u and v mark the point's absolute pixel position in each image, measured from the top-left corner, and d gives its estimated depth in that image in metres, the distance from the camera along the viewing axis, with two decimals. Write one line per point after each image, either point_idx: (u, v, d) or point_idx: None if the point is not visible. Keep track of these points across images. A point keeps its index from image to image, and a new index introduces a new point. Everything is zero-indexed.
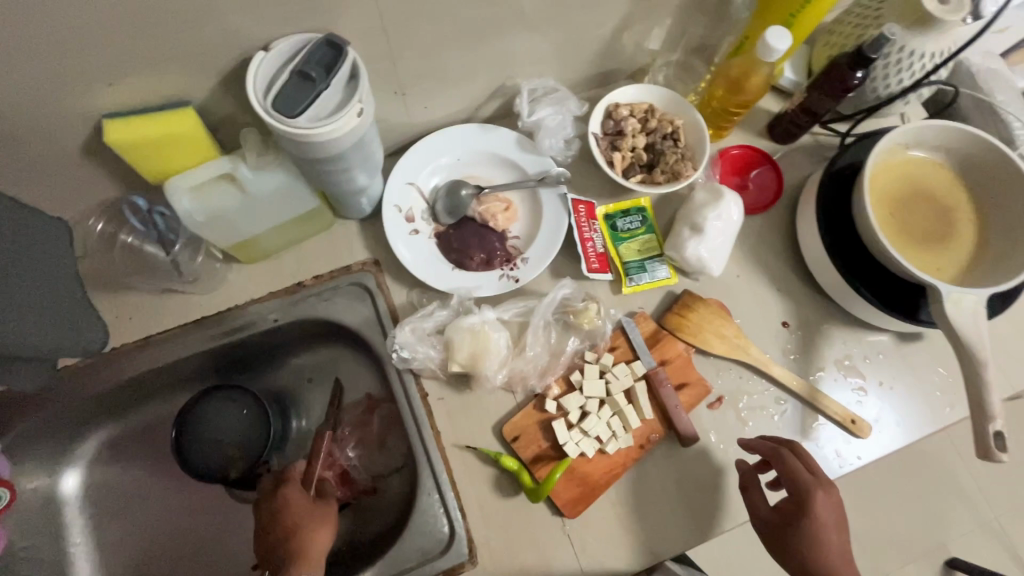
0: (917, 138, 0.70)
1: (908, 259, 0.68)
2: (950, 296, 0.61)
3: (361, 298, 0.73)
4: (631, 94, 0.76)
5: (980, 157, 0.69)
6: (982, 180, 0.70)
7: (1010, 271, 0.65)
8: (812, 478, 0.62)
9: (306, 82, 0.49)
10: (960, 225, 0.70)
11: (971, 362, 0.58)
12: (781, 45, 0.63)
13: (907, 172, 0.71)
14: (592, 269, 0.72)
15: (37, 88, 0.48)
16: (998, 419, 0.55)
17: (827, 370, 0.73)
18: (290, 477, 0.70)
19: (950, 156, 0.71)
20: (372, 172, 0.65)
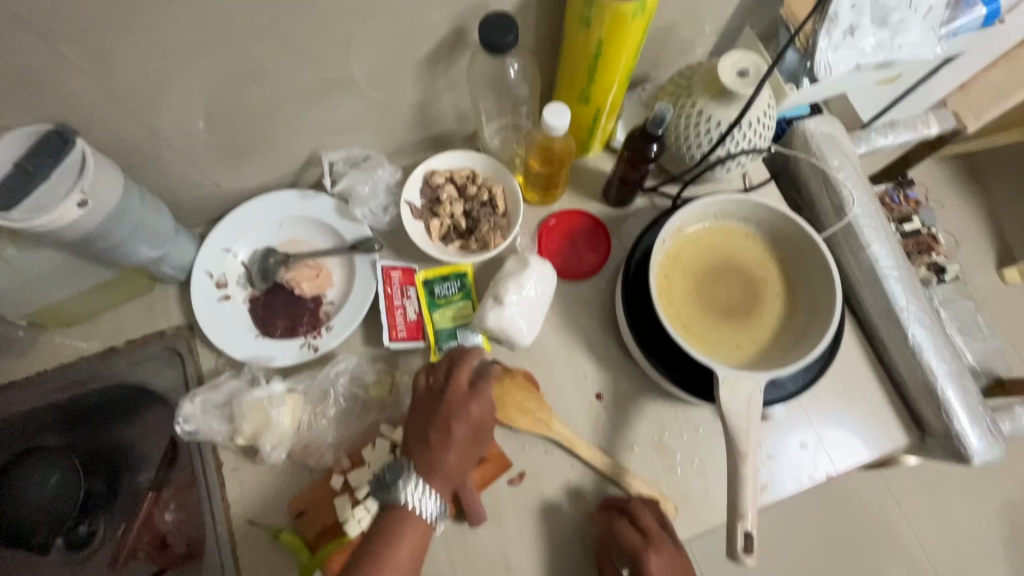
0: (724, 211, 0.69)
1: (708, 336, 0.67)
2: (725, 381, 0.58)
3: (173, 363, 0.74)
4: (452, 161, 0.76)
5: (787, 230, 0.68)
6: (792, 255, 0.69)
7: (804, 352, 0.63)
8: (643, 539, 0.61)
9: (24, 174, 0.50)
10: (767, 301, 0.68)
11: (735, 453, 0.56)
12: (561, 122, 0.63)
13: (718, 244, 0.70)
14: (397, 338, 0.71)
15: None
16: (748, 519, 0.53)
17: (639, 445, 0.71)
18: (483, 395, 0.64)
19: (763, 228, 0.70)
20: (160, 243, 0.66)
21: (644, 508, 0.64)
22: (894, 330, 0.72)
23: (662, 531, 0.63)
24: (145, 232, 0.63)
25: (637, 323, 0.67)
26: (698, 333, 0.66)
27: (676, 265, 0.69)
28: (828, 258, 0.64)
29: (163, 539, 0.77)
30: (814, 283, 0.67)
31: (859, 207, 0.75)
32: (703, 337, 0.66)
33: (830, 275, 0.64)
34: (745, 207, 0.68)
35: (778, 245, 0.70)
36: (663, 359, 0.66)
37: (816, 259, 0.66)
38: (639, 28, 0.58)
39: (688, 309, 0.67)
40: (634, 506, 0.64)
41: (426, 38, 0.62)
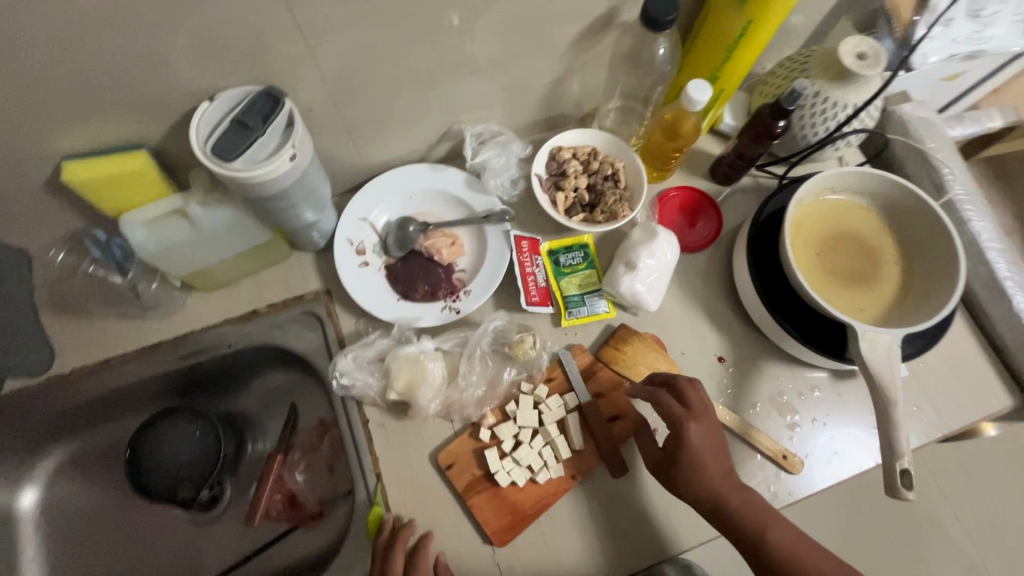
0: (845, 185, 0.74)
1: (833, 300, 0.71)
2: (865, 335, 0.63)
3: (312, 326, 0.77)
4: (575, 138, 0.81)
5: (905, 203, 0.73)
6: (909, 227, 0.74)
7: (928, 314, 0.68)
8: (685, 411, 0.64)
9: (244, 129, 0.54)
10: (885, 269, 0.73)
11: (882, 401, 0.61)
12: (702, 97, 0.67)
13: (837, 216, 0.74)
14: (531, 302, 0.75)
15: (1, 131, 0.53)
16: (905, 458, 0.57)
17: (760, 404, 0.75)
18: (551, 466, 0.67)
19: (878, 201, 0.75)
20: (319, 208, 0.70)
21: (696, 391, 0.66)
22: (997, 299, 0.77)
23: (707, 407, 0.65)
24: (313, 196, 0.67)
25: (765, 288, 0.72)
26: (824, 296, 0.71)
27: (801, 234, 0.73)
28: (948, 227, 0.69)
29: (293, 497, 0.80)
30: (931, 251, 0.71)
31: (958, 186, 0.81)
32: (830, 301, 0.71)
33: (951, 242, 0.69)
34: (865, 181, 0.73)
35: (892, 217, 0.75)
36: (791, 320, 0.71)
37: (934, 228, 0.71)
38: (784, 7, 0.62)
39: (813, 275, 0.72)
40: (688, 388, 0.66)
41: (582, 18, 0.66)
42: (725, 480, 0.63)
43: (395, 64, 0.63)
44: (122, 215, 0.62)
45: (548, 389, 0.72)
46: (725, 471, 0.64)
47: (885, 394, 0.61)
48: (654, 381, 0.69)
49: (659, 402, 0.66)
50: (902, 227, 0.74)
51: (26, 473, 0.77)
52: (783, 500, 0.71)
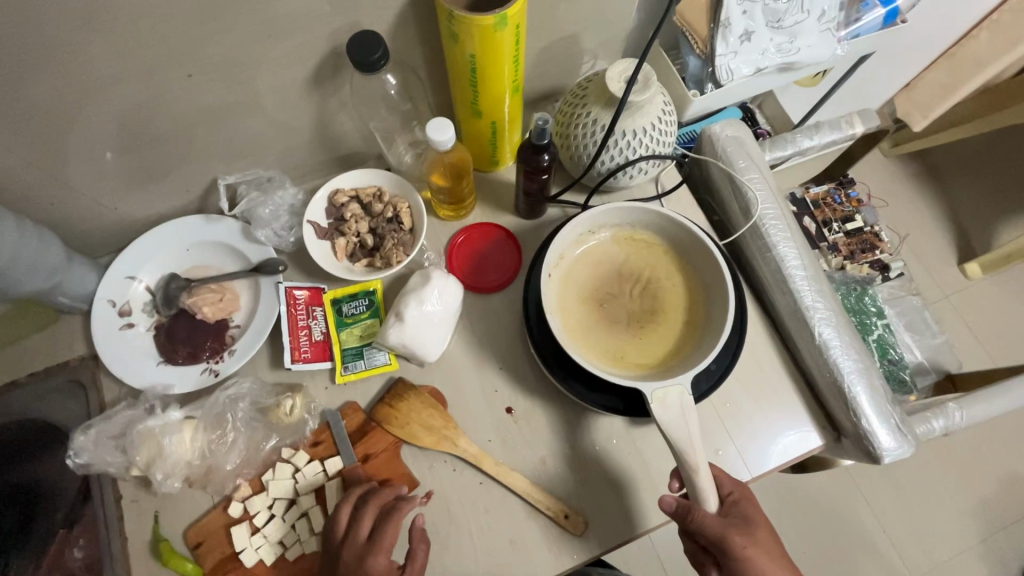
0: (596, 223, 0.67)
1: (620, 354, 0.64)
2: (655, 395, 0.58)
3: (76, 394, 0.73)
4: (356, 179, 0.76)
5: (668, 225, 0.66)
6: (683, 248, 0.67)
7: (709, 346, 0.61)
8: (754, 519, 0.59)
9: None
10: (667, 295, 0.66)
11: (686, 465, 0.58)
12: (445, 136, 0.63)
13: (594, 259, 0.68)
14: (300, 359, 0.70)
15: None
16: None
17: (550, 458, 0.70)
18: (381, 543, 0.58)
19: (642, 226, 0.68)
20: (49, 273, 0.65)
21: (749, 501, 0.61)
22: (802, 330, 0.71)
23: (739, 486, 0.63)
24: (27, 262, 0.62)
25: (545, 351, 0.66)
26: (633, 360, 0.64)
27: (569, 297, 0.66)
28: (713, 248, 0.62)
29: None
30: (706, 265, 0.65)
31: (766, 207, 0.76)
32: (627, 362, 0.64)
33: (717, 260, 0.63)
34: (613, 214, 0.66)
35: (657, 238, 0.68)
36: (575, 376, 0.65)
37: (696, 239, 0.65)
38: (507, 36, 0.58)
39: (614, 344, 0.65)
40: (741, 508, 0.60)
41: (305, 60, 0.62)
42: None
43: (91, 118, 0.59)
44: None
45: (310, 454, 0.67)
46: None
47: (688, 458, 0.58)
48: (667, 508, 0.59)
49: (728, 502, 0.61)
50: (670, 243, 0.68)
51: None
52: (564, 565, 0.66)
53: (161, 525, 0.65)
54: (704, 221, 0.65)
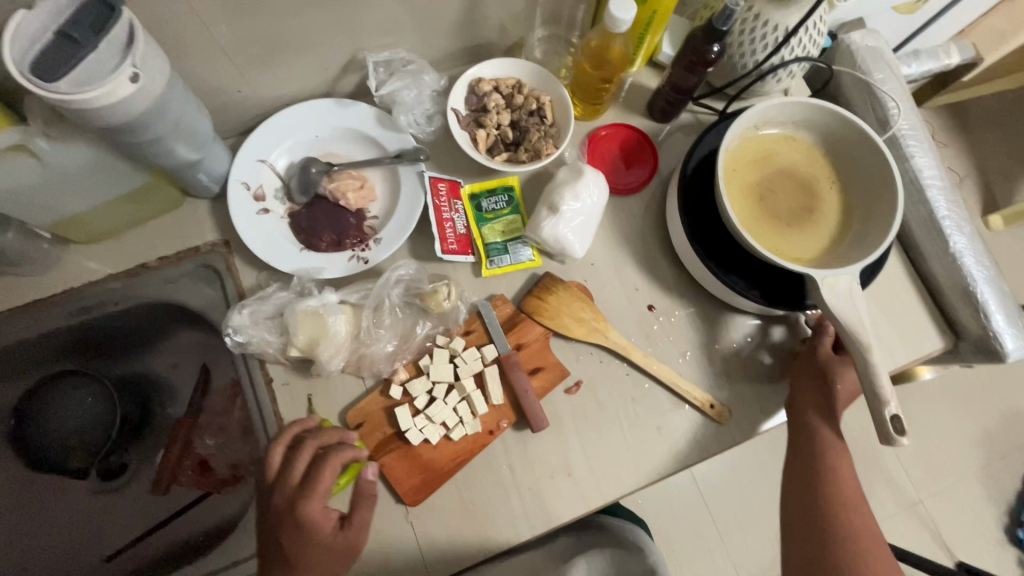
0: (763, 118, 0.67)
1: (778, 246, 0.67)
2: (825, 280, 0.60)
3: (209, 281, 0.71)
4: (496, 69, 0.73)
5: (833, 127, 0.67)
6: (842, 152, 0.69)
7: (870, 243, 0.64)
8: (833, 434, 0.65)
9: (68, 44, 0.45)
10: (823, 194, 0.68)
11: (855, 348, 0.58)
12: (626, 16, 0.60)
13: (758, 154, 0.69)
14: (448, 251, 0.70)
15: None
16: (892, 404, 0.55)
17: (692, 353, 0.72)
18: (314, 489, 0.52)
19: (804, 127, 0.69)
20: (199, 145, 0.62)
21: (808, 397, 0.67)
22: (935, 237, 0.74)
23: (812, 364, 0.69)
24: (184, 131, 0.58)
25: (703, 242, 0.68)
26: (791, 253, 0.66)
27: (733, 187, 0.67)
28: (883, 146, 0.64)
29: (205, 463, 0.76)
30: (864, 168, 0.67)
31: (903, 119, 0.76)
32: (785, 254, 0.66)
33: (885, 159, 0.64)
34: (785, 110, 0.67)
35: (816, 141, 0.70)
36: (729, 269, 0.68)
37: (864, 143, 0.66)
38: None
39: (773, 237, 0.67)
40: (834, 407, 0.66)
41: None
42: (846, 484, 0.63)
43: None
44: None
45: (465, 341, 0.68)
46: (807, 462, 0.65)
47: (858, 339, 0.58)
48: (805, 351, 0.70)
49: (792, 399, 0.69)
50: (831, 148, 0.69)
51: None
52: (706, 450, 0.69)
53: (319, 406, 0.65)
54: (873, 124, 0.66)
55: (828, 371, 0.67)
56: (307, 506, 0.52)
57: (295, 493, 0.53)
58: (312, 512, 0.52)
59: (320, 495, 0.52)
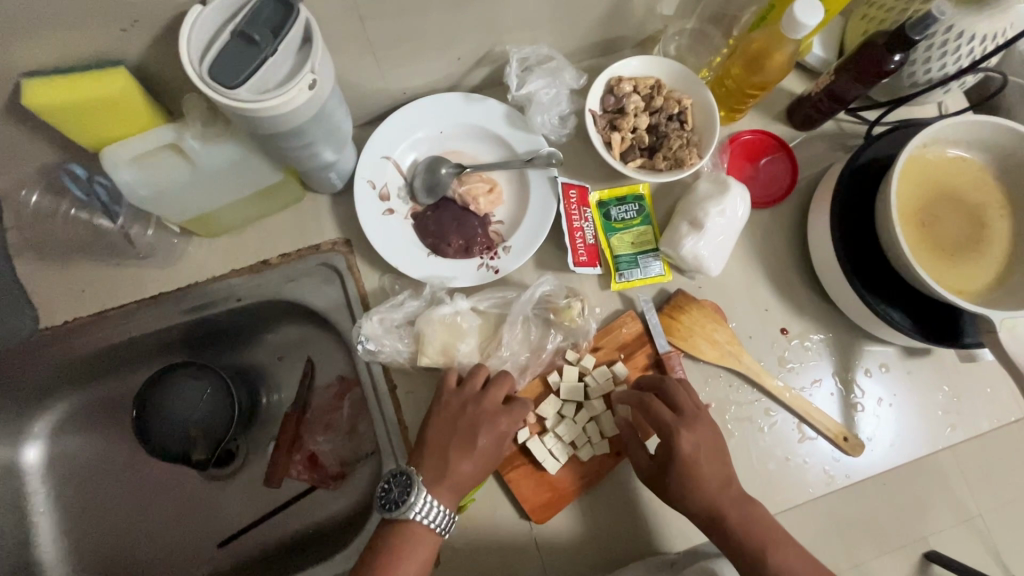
0: (936, 137, 0.62)
1: (941, 279, 0.62)
2: (1003, 323, 0.55)
3: (329, 280, 0.68)
4: (636, 67, 0.68)
5: (1013, 150, 0.62)
6: (1018, 177, 0.63)
7: None
8: (683, 488, 0.57)
9: (249, 45, 0.42)
10: (992, 224, 0.63)
11: None
12: (811, 21, 0.55)
13: (924, 176, 0.63)
14: (579, 263, 0.67)
15: None
16: None
17: (822, 381, 0.69)
18: (514, 410, 0.59)
19: (977, 147, 0.63)
20: (340, 145, 0.59)
21: (692, 449, 0.57)
22: None
23: (644, 407, 0.59)
24: (331, 132, 0.55)
25: (856, 268, 0.64)
26: (955, 287, 0.62)
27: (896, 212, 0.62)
28: None
29: (314, 458, 0.76)
30: None
31: None
32: (949, 287, 0.62)
33: None
34: (962, 129, 0.61)
35: (987, 164, 0.64)
36: (884, 299, 0.63)
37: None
38: None
39: (934, 268, 0.62)
40: (662, 460, 0.58)
41: None
42: (773, 537, 0.55)
43: None
44: (104, 150, 0.51)
45: (594, 359, 0.65)
46: (724, 480, 0.57)
47: None
48: (641, 385, 0.63)
49: (666, 449, 0.57)
50: (1004, 172, 0.64)
51: (29, 428, 0.71)
52: (837, 484, 0.67)
53: None
54: None
55: (665, 399, 0.60)
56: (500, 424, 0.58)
57: (491, 406, 0.59)
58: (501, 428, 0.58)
59: (516, 417, 0.59)
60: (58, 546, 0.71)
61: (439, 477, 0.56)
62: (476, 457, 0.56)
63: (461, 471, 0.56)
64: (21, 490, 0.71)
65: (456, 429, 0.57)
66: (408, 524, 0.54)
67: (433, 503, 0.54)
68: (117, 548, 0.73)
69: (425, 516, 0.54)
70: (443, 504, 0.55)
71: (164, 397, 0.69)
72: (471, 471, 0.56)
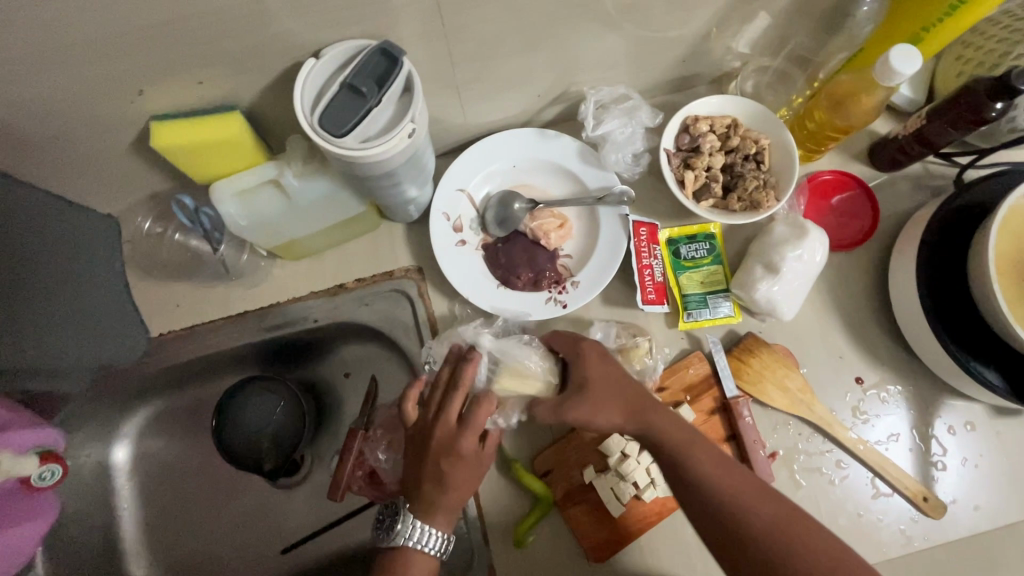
0: None
1: None
2: None
3: (400, 306, 0.70)
4: (712, 106, 0.68)
5: None
6: None
7: None
8: (699, 459, 0.53)
9: (356, 96, 0.45)
10: None
11: None
12: (909, 68, 0.53)
13: None
14: (647, 300, 0.66)
15: (104, 84, 0.45)
16: None
17: (899, 436, 0.66)
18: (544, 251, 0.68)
19: None
20: (423, 182, 0.61)
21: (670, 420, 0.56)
22: None
23: (648, 412, 0.56)
24: (418, 172, 0.57)
25: (944, 322, 0.61)
26: None
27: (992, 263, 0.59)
28: None
29: (375, 475, 0.76)
30: None
31: None
32: None
33: None
34: None
35: None
36: (975, 354, 0.60)
37: None
38: None
39: None
40: (671, 480, 0.53)
41: None
42: (770, 514, 0.50)
43: (529, 15, 0.52)
44: (212, 185, 0.55)
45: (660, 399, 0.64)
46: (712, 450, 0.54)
47: None
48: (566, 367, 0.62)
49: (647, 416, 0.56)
50: None
51: (120, 428, 0.77)
52: (915, 545, 0.63)
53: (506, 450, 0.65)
54: None
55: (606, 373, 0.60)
56: (540, 250, 0.68)
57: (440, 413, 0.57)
58: (515, 284, 0.67)
59: (477, 432, 0.55)
60: (140, 542, 0.76)
61: (423, 502, 0.55)
62: (455, 483, 0.55)
63: (444, 497, 0.55)
64: (110, 488, 0.77)
65: (514, 254, 0.68)
66: (399, 548, 0.54)
67: (425, 529, 0.54)
68: (190, 547, 0.77)
69: (420, 542, 0.54)
70: (437, 526, 0.55)
71: (242, 409, 0.73)
72: (442, 494, 0.55)
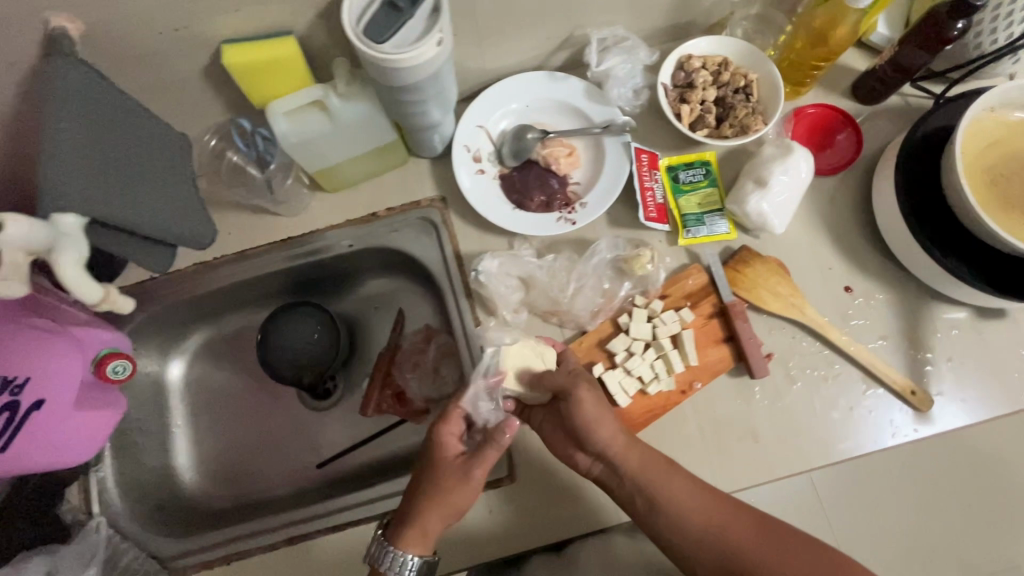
0: (1006, 99, 0.65)
1: (1013, 233, 0.64)
2: None
3: (426, 230, 0.78)
4: (704, 47, 0.76)
5: None
6: None
7: None
8: (684, 500, 0.58)
9: (394, 12, 0.54)
10: None
11: None
12: None
13: (992, 136, 0.66)
14: (649, 218, 0.73)
15: (188, 8, 0.55)
16: None
17: (889, 339, 0.71)
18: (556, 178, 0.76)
19: None
20: (445, 109, 0.69)
21: (646, 463, 0.60)
22: None
23: (632, 450, 0.61)
24: (441, 95, 0.65)
25: (923, 225, 0.67)
26: None
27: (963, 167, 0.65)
28: None
29: (403, 395, 0.84)
30: None
31: None
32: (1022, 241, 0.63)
33: None
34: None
35: None
36: (952, 252, 0.66)
37: None
38: None
39: (1007, 222, 0.64)
40: (651, 511, 0.59)
41: None
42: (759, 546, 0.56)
43: None
44: (267, 106, 0.64)
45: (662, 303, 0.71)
46: (691, 491, 0.59)
47: None
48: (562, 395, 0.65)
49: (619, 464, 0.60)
50: None
51: (175, 348, 0.85)
52: (905, 436, 0.68)
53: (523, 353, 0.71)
54: None
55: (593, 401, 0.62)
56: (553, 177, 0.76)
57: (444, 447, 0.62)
58: (530, 205, 0.75)
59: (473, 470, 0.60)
60: (190, 452, 0.84)
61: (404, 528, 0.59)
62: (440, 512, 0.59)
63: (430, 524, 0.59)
64: (164, 403, 0.85)
65: (529, 181, 0.76)
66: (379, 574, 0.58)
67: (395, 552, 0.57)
68: (235, 459, 0.85)
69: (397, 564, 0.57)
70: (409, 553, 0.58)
71: (284, 329, 0.80)
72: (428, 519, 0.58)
